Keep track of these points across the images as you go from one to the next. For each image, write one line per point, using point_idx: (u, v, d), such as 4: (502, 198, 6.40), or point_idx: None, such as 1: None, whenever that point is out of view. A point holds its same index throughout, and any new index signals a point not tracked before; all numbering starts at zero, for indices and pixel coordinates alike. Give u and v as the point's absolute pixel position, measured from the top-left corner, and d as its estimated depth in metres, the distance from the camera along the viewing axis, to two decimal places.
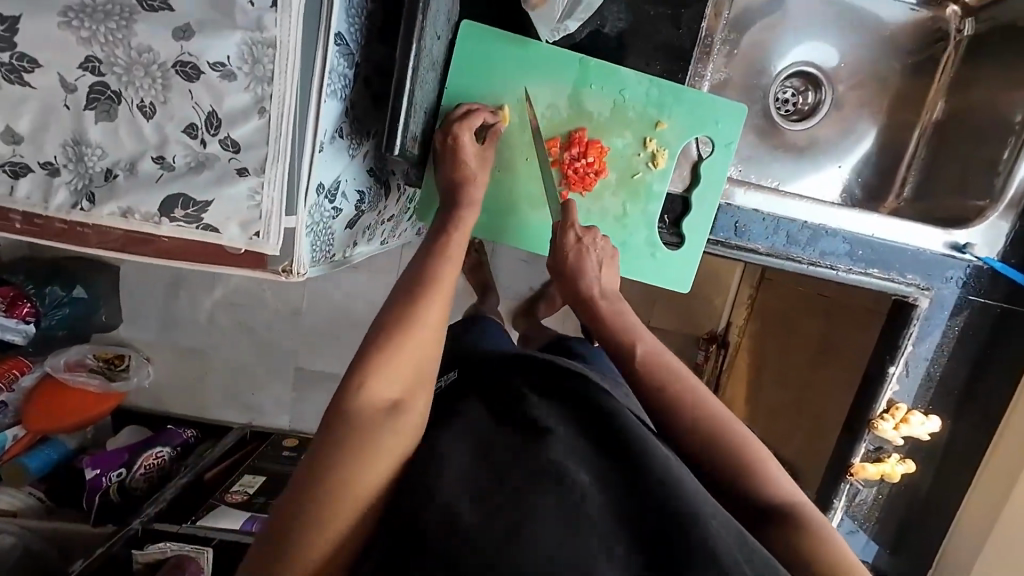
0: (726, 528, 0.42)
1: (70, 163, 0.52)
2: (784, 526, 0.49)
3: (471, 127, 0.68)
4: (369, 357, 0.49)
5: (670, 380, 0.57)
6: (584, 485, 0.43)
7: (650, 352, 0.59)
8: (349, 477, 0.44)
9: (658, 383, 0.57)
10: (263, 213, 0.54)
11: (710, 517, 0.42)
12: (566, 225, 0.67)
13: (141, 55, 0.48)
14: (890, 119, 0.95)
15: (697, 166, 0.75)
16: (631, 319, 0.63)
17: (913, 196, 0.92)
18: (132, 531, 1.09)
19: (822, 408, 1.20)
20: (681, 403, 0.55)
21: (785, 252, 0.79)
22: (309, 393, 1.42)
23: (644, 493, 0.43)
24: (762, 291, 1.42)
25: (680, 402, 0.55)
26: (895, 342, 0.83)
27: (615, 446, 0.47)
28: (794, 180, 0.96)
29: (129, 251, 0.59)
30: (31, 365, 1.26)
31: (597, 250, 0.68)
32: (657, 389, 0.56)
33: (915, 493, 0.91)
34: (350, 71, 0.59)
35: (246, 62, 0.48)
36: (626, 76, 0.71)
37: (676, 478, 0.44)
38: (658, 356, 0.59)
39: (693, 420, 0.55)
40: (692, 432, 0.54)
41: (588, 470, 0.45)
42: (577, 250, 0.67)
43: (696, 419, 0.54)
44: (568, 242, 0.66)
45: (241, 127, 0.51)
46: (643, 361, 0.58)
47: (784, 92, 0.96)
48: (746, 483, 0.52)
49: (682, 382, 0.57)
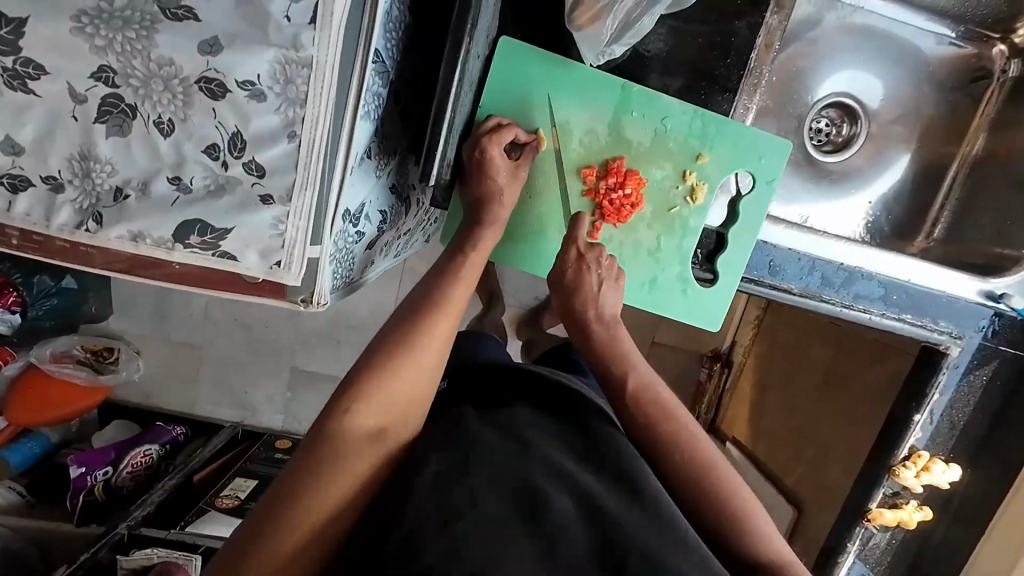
0: (699, 561, 0.43)
1: (76, 179, 0.47)
2: None
3: (501, 142, 0.63)
4: (370, 367, 0.52)
5: (661, 416, 0.56)
6: (565, 511, 0.44)
7: (644, 387, 0.59)
8: (332, 486, 0.46)
9: (649, 420, 0.56)
10: (286, 243, 0.50)
11: (684, 550, 0.43)
12: (570, 239, 0.65)
13: (161, 68, 0.44)
14: (926, 153, 0.92)
15: (736, 202, 0.72)
16: (626, 348, 0.63)
17: (944, 237, 0.90)
18: (118, 536, 1.04)
19: (839, 443, 1.09)
20: (672, 443, 0.55)
21: (818, 293, 0.77)
22: (305, 393, 1.36)
23: (625, 521, 0.44)
24: (767, 310, 1.34)
25: (673, 441, 0.55)
26: (922, 391, 0.83)
27: (603, 473, 0.49)
28: (822, 213, 0.92)
29: (136, 272, 0.54)
30: (16, 355, 1.20)
31: (599, 270, 0.65)
32: (649, 425, 0.56)
33: (927, 540, 0.90)
34: (384, 90, 0.56)
35: (278, 81, 0.44)
36: (670, 104, 0.68)
37: (657, 507, 0.46)
38: (651, 391, 0.58)
39: (684, 460, 0.54)
40: (680, 471, 0.53)
41: (571, 493, 0.46)
42: (576, 268, 0.65)
43: (686, 460, 0.54)
44: (569, 258, 0.65)
45: (268, 151, 0.47)
46: (636, 395, 0.58)
47: (819, 121, 0.92)
48: (734, 533, 0.51)
49: (675, 420, 0.56)
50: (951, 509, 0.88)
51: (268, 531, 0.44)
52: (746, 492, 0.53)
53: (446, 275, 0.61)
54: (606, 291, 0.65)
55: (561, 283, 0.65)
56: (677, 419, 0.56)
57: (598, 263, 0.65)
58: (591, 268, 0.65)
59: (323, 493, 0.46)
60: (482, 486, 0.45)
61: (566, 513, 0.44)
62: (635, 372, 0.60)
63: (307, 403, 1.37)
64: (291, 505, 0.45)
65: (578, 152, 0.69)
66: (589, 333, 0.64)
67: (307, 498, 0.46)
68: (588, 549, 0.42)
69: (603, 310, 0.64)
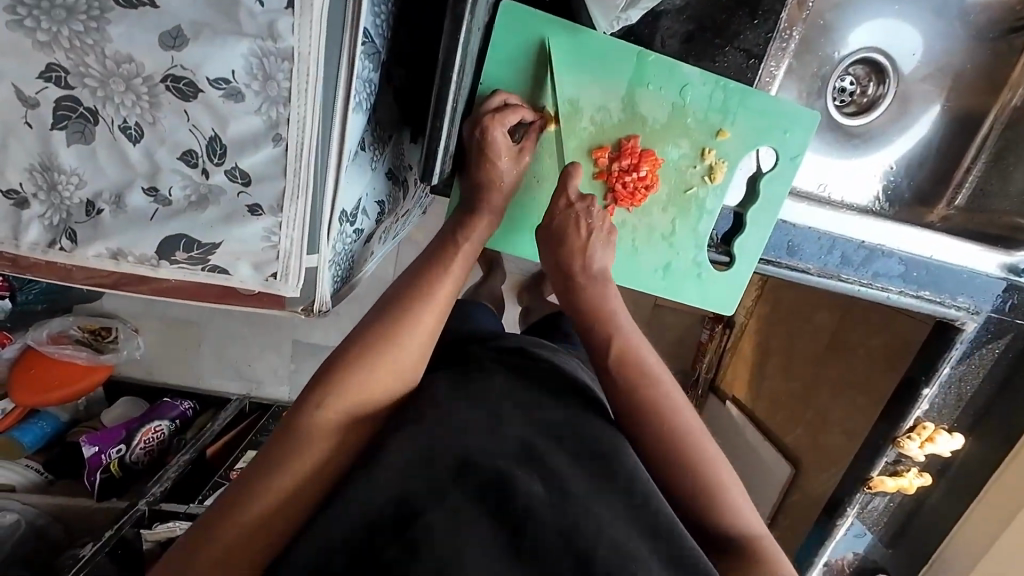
0: (663, 549, 0.42)
1: (41, 192, 0.42)
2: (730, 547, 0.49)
3: (504, 122, 0.58)
4: (352, 355, 0.50)
5: (643, 382, 0.54)
6: (533, 496, 0.41)
7: (630, 351, 0.55)
8: (309, 475, 0.47)
9: (630, 382, 0.54)
10: (280, 254, 0.46)
11: (652, 536, 0.42)
12: (561, 188, 0.61)
13: (119, 65, 0.38)
14: (959, 110, 0.86)
15: (757, 179, 0.68)
16: (610, 304, 0.59)
17: (966, 205, 0.86)
18: (138, 513, 1.05)
19: (839, 409, 1.05)
20: (656, 415, 0.52)
21: (836, 272, 0.75)
22: (308, 365, 1.35)
23: (593, 505, 0.43)
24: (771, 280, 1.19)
25: (657, 410, 0.52)
26: (934, 364, 0.85)
27: (577, 452, 0.47)
28: (840, 179, 0.87)
29: (123, 287, 0.50)
30: (13, 337, 1.17)
31: (590, 221, 0.60)
32: (627, 385, 0.54)
33: (921, 504, 0.96)
34: (375, 73, 0.51)
35: (255, 78, 0.39)
36: (688, 74, 0.62)
37: (629, 485, 0.45)
38: (635, 355, 0.55)
39: (662, 429, 0.52)
40: (655, 439, 0.52)
41: (542, 477, 0.44)
42: (564, 218, 0.60)
43: (664, 430, 0.52)
44: (557, 207, 0.60)
45: (253, 156, 0.42)
46: (619, 356, 0.55)
47: (844, 80, 0.85)
48: (705, 507, 0.50)
49: (658, 387, 0.53)
50: (952, 470, 0.92)
51: (243, 501, 0.45)
52: (722, 465, 0.51)
53: (438, 265, 0.57)
54: (596, 244, 0.60)
55: (549, 233, 0.60)
56: (660, 386, 0.53)
57: (589, 214, 0.60)
58: (581, 218, 0.60)
59: (300, 481, 0.47)
60: (450, 475, 0.42)
61: (534, 497, 0.41)
62: (621, 333, 0.57)
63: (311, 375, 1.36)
64: (266, 486, 0.46)
65: (590, 132, 0.63)
66: (573, 287, 0.60)
67: (278, 485, 0.46)
68: (556, 526, 0.40)
69: (592, 264, 0.60)
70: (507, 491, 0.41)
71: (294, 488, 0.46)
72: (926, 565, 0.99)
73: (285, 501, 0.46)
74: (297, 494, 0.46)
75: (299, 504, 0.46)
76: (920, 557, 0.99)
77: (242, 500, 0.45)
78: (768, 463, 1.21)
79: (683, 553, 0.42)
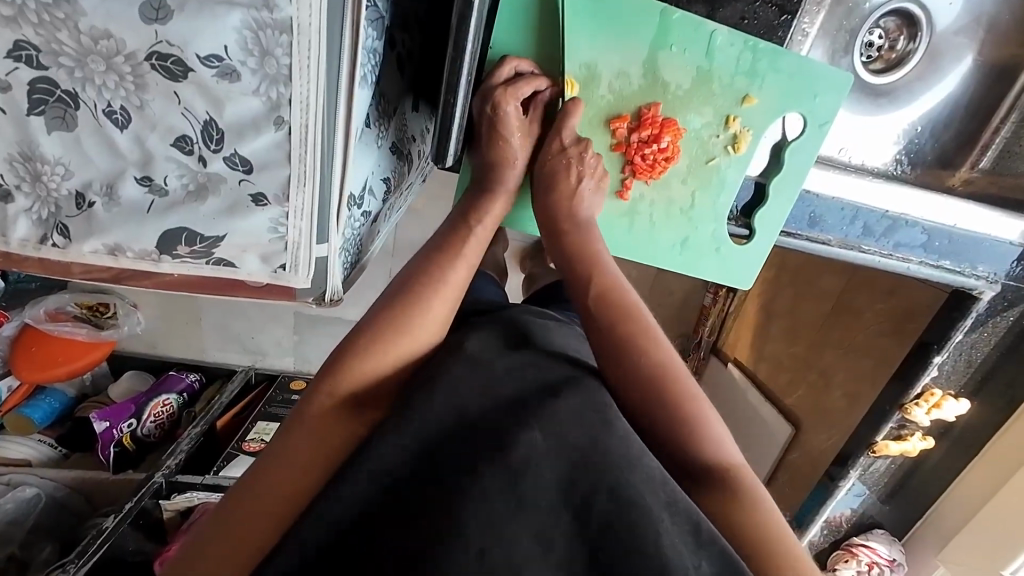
0: (662, 496, 0.39)
1: (24, 184, 0.38)
2: (743, 525, 0.44)
3: (516, 95, 0.54)
4: (361, 339, 0.48)
5: (625, 317, 0.51)
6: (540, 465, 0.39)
7: (641, 335, 0.50)
8: (318, 461, 0.45)
9: (622, 335, 0.50)
10: (289, 246, 0.44)
11: (651, 484, 0.39)
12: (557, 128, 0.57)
13: (97, 42, 0.34)
14: (991, 64, 0.81)
15: (782, 148, 0.65)
16: (613, 276, 0.55)
17: (990, 168, 0.82)
18: (157, 485, 1.04)
19: (841, 372, 1.04)
20: (668, 397, 0.48)
21: (856, 244, 0.74)
22: (313, 336, 1.33)
23: (593, 454, 0.40)
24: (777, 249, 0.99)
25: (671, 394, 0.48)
26: (947, 332, 0.86)
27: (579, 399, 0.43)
28: (862, 140, 0.82)
29: (125, 281, 0.47)
30: (9, 315, 1.13)
31: (583, 167, 0.58)
32: (606, 317, 0.52)
33: (922, 462, 1.00)
34: (377, 41, 0.47)
35: (251, 54, 0.35)
36: (713, 32, 0.57)
37: (625, 440, 0.41)
38: (617, 293, 0.53)
39: (642, 359, 0.49)
40: (647, 388, 0.48)
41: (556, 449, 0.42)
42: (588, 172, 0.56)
43: (648, 368, 0.48)
44: (551, 150, 0.57)
45: (253, 142, 0.39)
46: (623, 335, 0.50)
47: (873, 33, 0.79)
48: (695, 461, 0.47)
49: (646, 331, 0.51)
50: (952, 433, 0.96)
51: (254, 489, 0.44)
52: (705, 403, 0.49)
53: (448, 248, 0.54)
54: (586, 191, 0.59)
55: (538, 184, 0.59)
56: (642, 320, 0.51)
57: (582, 160, 0.58)
58: (573, 164, 0.58)
59: (308, 469, 0.45)
60: None
61: (538, 458, 0.39)
62: (603, 271, 0.55)
63: (317, 346, 1.35)
64: (276, 473, 0.45)
65: (608, 100, 0.59)
66: (565, 244, 0.58)
67: (285, 469, 0.45)
68: (555, 483, 0.38)
69: (582, 222, 0.59)
70: (506, 442, 0.39)
71: (302, 478, 0.45)
72: (920, 520, 1.04)
73: (290, 488, 0.44)
74: (304, 480, 0.45)
75: (306, 491, 0.45)
76: (916, 510, 1.04)
77: (253, 488, 0.44)
78: (769, 422, 1.17)
79: (685, 509, 0.40)
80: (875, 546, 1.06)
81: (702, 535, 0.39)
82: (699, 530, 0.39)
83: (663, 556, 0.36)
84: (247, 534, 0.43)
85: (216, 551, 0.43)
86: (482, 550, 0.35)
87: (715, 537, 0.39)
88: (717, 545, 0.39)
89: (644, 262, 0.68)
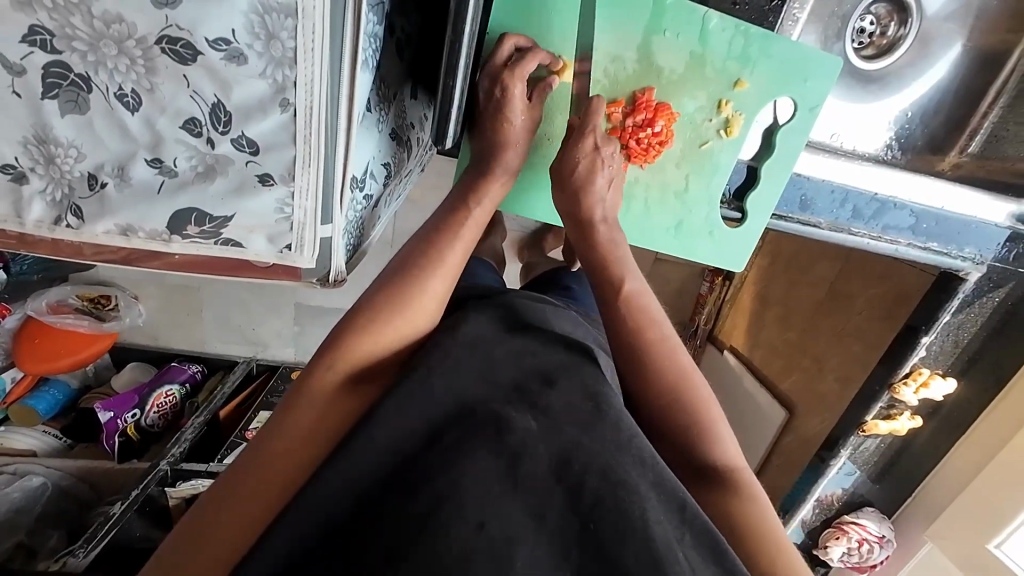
0: (649, 477, 0.41)
1: (38, 166, 0.39)
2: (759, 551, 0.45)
3: (523, 76, 0.56)
4: (363, 316, 0.50)
5: (656, 347, 0.53)
6: (530, 433, 0.41)
7: (672, 368, 0.52)
8: (320, 430, 0.47)
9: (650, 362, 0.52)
10: (294, 225, 0.45)
11: (639, 466, 0.41)
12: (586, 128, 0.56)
13: (109, 26, 0.35)
14: (980, 51, 0.82)
15: (773, 132, 0.67)
16: (652, 306, 0.56)
17: (978, 152, 0.84)
18: (161, 472, 1.07)
19: (833, 356, 1.07)
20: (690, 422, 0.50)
21: (847, 227, 0.76)
22: (314, 326, 1.35)
23: (587, 440, 0.41)
24: (773, 234, 1.08)
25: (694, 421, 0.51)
26: (936, 312, 0.88)
27: (570, 389, 0.45)
28: (853, 126, 0.83)
29: (135, 262, 0.48)
30: (12, 308, 1.14)
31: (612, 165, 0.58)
32: (631, 337, 0.53)
33: (912, 441, 1.03)
34: (378, 27, 0.48)
35: (257, 37, 0.37)
36: (706, 17, 0.59)
37: (618, 423, 0.43)
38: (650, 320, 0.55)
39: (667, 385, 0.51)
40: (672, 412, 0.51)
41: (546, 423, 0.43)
42: (591, 162, 0.56)
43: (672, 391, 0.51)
44: (585, 149, 0.56)
45: (259, 124, 0.40)
46: (653, 364, 0.52)
47: (864, 20, 0.80)
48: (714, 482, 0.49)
49: (676, 363, 0.53)
50: (940, 413, 0.99)
51: (253, 458, 0.45)
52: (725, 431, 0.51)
53: (445, 228, 0.56)
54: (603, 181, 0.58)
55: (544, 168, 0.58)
56: (672, 352, 0.53)
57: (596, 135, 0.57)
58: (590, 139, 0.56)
59: (308, 441, 0.47)
60: None
61: (529, 433, 0.41)
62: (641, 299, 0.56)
63: (318, 336, 1.36)
64: (276, 445, 0.46)
65: (604, 85, 0.61)
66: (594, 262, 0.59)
67: (285, 439, 0.46)
68: (547, 459, 0.40)
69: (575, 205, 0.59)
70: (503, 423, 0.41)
71: (301, 446, 0.46)
72: (910, 497, 1.07)
73: (290, 458, 0.46)
74: (308, 454, 0.46)
75: (307, 462, 0.46)
76: (905, 489, 1.07)
77: (252, 459, 0.45)
78: (764, 406, 1.21)
79: (674, 490, 0.42)
80: (865, 523, 1.08)
81: (686, 512, 0.41)
82: (685, 509, 0.41)
83: (649, 530, 0.38)
84: (245, 507, 0.44)
85: (215, 521, 0.43)
86: (481, 522, 0.36)
87: (699, 516, 0.41)
88: (702, 524, 0.41)
89: (640, 245, 0.69)
